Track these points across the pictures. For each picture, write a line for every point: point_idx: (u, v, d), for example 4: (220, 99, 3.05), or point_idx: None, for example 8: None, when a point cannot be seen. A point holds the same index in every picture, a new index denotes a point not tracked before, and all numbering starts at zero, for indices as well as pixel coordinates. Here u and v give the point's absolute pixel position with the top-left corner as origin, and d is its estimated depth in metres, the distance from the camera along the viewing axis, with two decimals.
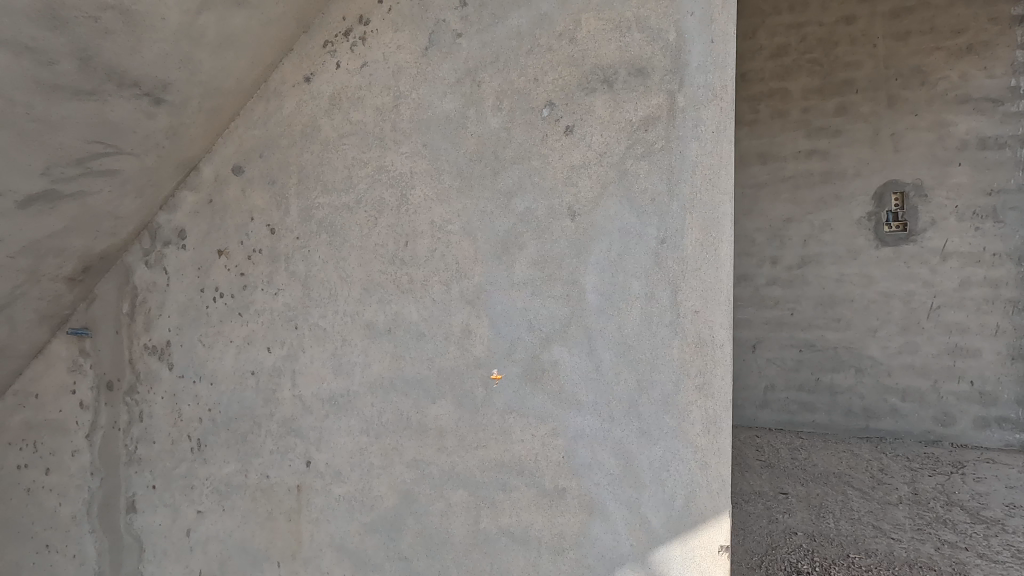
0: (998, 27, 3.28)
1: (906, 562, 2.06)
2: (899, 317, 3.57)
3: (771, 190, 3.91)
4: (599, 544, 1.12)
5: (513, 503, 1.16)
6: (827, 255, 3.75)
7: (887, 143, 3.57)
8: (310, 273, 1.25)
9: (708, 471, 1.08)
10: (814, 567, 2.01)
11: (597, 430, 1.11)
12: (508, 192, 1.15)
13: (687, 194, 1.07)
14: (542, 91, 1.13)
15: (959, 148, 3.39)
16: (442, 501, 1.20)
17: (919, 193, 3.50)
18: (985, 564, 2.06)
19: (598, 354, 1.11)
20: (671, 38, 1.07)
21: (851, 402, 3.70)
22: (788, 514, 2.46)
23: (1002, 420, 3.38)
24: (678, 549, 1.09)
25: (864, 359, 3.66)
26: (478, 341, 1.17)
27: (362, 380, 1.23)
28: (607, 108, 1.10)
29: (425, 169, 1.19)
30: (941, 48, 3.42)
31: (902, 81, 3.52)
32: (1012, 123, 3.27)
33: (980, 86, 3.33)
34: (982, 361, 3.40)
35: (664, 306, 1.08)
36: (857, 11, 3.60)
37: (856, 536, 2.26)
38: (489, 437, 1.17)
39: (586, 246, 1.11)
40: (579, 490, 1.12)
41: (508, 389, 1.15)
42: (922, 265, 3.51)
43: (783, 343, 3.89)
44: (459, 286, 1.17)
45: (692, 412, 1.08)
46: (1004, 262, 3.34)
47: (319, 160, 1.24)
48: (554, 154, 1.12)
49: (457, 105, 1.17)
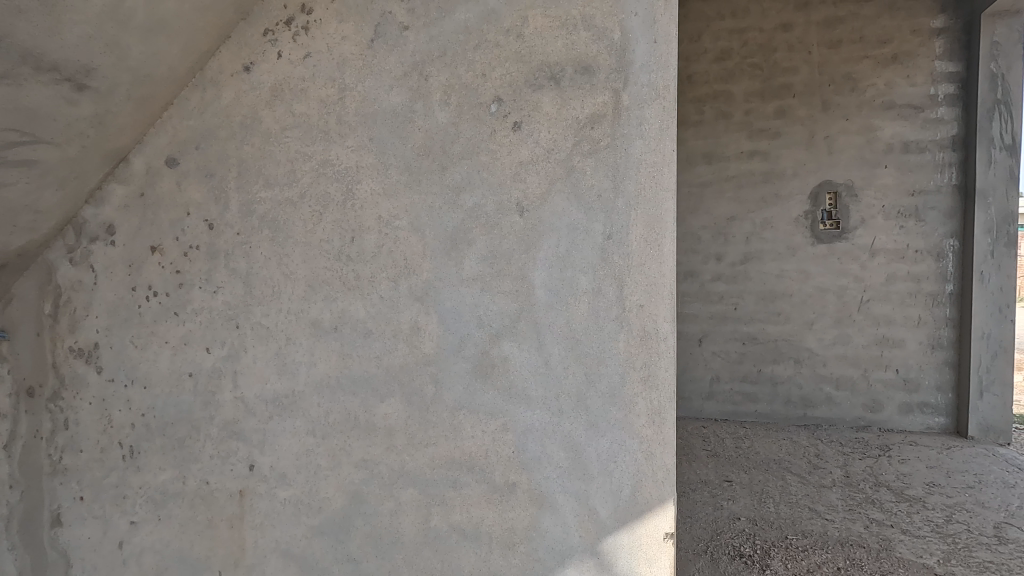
0: (919, 39, 3.55)
1: (838, 541, 2.18)
2: (833, 310, 3.77)
3: (715, 189, 4.00)
4: (549, 537, 1.13)
5: (463, 499, 1.16)
6: (768, 252, 3.91)
7: (822, 146, 3.76)
8: (252, 270, 1.20)
9: (652, 461, 1.10)
10: (754, 550, 2.10)
11: (546, 425, 1.12)
12: (456, 187, 1.14)
13: (631, 192, 1.10)
14: (489, 87, 1.13)
15: (885, 151, 3.64)
16: (392, 501, 1.18)
17: (851, 193, 3.71)
18: (909, 540, 2.21)
19: (546, 349, 1.12)
20: (616, 38, 1.09)
21: (791, 392, 3.88)
22: (732, 501, 2.56)
23: (923, 405, 3.65)
24: (624, 537, 1.11)
25: (802, 350, 3.85)
26: (427, 338, 1.16)
27: (307, 380, 1.20)
28: (554, 106, 1.11)
29: (371, 164, 1.17)
30: (870, 57, 3.64)
31: (834, 87, 3.71)
32: (931, 129, 3.56)
33: (903, 94, 3.59)
34: (906, 351, 3.66)
35: (611, 302, 1.10)
36: (793, 19, 3.77)
37: (794, 519, 2.38)
38: (438, 434, 1.16)
39: (533, 243, 1.12)
40: (528, 484, 1.13)
41: (457, 386, 1.15)
42: (853, 261, 3.73)
43: (727, 336, 4.01)
44: (407, 283, 1.16)
45: (637, 404, 1.10)
46: (925, 258, 3.62)
47: (259, 153, 1.19)
48: (502, 151, 1.13)
49: (404, 99, 1.15)
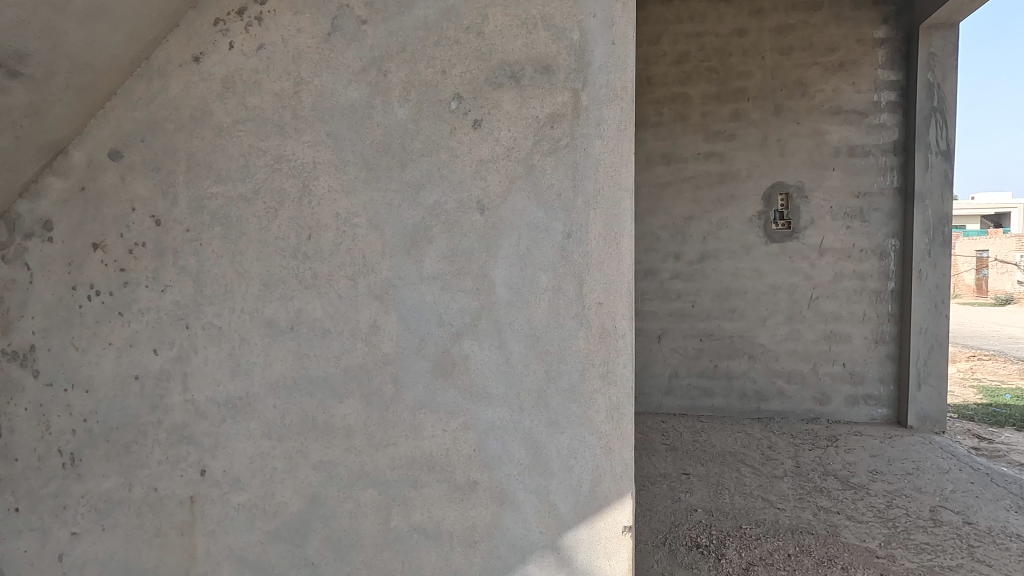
0: (864, 48, 3.72)
1: (789, 529, 2.27)
2: (785, 307, 3.92)
3: (674, 189, 4.09)
4: (510, 534, 1.13)
5: (423, 499, 1.15)
6: (724, 251, 4.02)
7: (774, 148, 3.89)
8: (202, 268, 1.16)
9: (611, 456, 1.12)
10: (710, 540, 2.17)
11: (507, 422, 1.13)
12: (416, 184, 1.13)
13: (590, 191, 1.11)
14: (450, 84, 1.12)
15: (833, 154, 3.81)
16: (351, 502, 1.16)
17: (801, 194, 3.87)
18: (853, 525, 2.32)
19: (507, 348, 1.12)
20: (575, 38, 1.10)
21: (745, 386, 4.01)
22: (689, 493, 2.63)
23: (867, 397, 3.84)
24: (584, 532, 1.12)
25: (755, 346, 3.98)
26: (387, 337, 1.14)
27: (262, 381, 1.17)
28: (514, 104, 1.11)
29: (328, 160, 1.15)
30: (818, 64, 3.79)
31: (786, 92, 3.85)
32: (874, 134, 3.74)
33: (849, 100, 3.76)
34: (852, 345, 3.84)
35: (570, 299, 1.11)
36: (748, 25, 3.89)
37: (748, 509, 2.46)
38: (398, 434, 1.15)
39: (494, 241, 1.12)
40: (489, 482, 1.13)
41: (417, 386, 1.14)
42: (803, 259, 3.88)
43: (685, 333, 4.11)
44: (366, 281, 1.14)
45: (597, 400, 1.12)
46: (869, 257, 3.80)
47: (210, 147, 1.15)
48: (462, 148, 1.12)
49: (363, 95, 1.13)
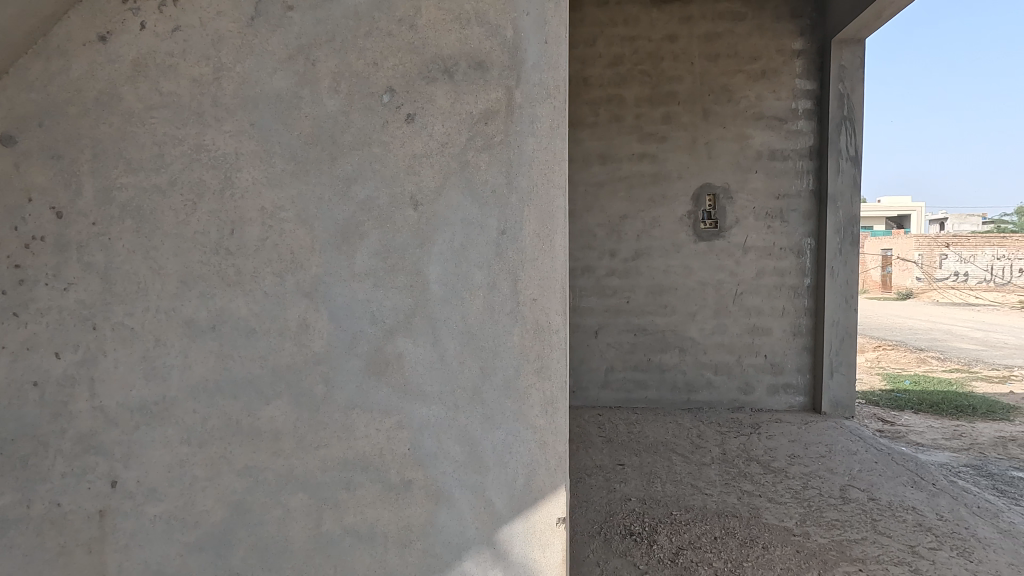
0: (783, 58, 3.95)
1: (715, 513, 2.39)
2: (712, 302, 4.12)
3: (609, 188, 4.19)
4: (446, 532, 1.13)
5: (356, 501, 1.12)
6: (656, 248, 4.17)
7: (702, 150, 4.08)
8: (112, 264, 1.08)
9: (546, 449, 1.14)
10: (643, 528, 2.25)
11: (442, 420, 1.12)
12: (347, 178, 1.10)
13: (524, 188, 1.11)
14: (382, 76, 1.10)
15: (756, 158, 4.03)
16: (279, 508, 1.12)
17: (727, 195, 4.07)
18: (773, 506, 2.47)
19: (442, 345, 1.11)
20: (509, 35, 1.10)
21: (676, 379, 4.18)
22: (624, 483, 2.72)
23: (786, 386, 4.09)
24: (520, 525, 1.13)
25: (685, 339, 4.16)
26: (317, 336, 1.11)
27: (181, 384, 1.10)
28: (448, 99, 1.10)
29: (252, 151, 1.09)
30: (743, 71, 4.00)
31: (713, 97, 4.03)
32: (792, 139, 3.99)
33: (770, 107, 3.99)
34: (773, 338, 4.08)
35: (505, 296, 1.12)
36: (678, 31, 4.05)
37: (678, 495, 2.57)
38: (329, 435, 1.12)
39: (429, 237, 1.11)
40: (424, 480, 1.12)
41: (350, 385, 1.11)
42: (729, 257, 4.09)
43: (620, 328, 4.23)
44: (294, 279, 1.10)
45: (532, 395, 1.13)
46: (788, 255, 4.05)
47: (120, 134, 1.07)
48: (394, 142, 1.10)
49: (289, 84, 1.09)
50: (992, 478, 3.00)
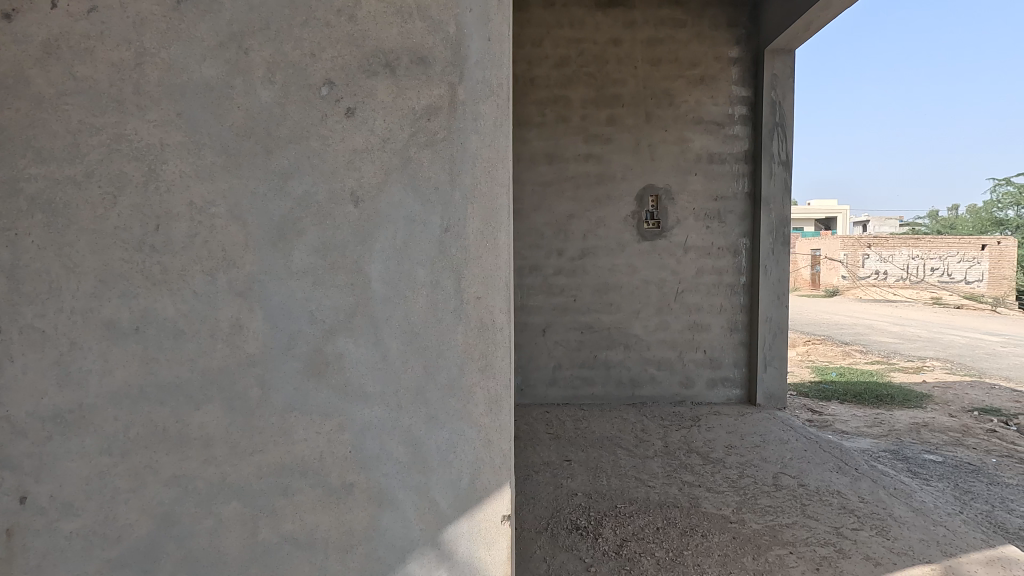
0: (721, 65, 4.12)
1: (658, 504, 2.47)
2: (655, 299, 4.25)
3: (556, 188, 4.24)
4: (389, 534, 1.11)
5: (295, 506, 1.08)
6: (602, 247, 4.25)
7: (645, 152, 4.19)
8: (19, 262, 1.00)
9: (490, 447, 1.13)
10: (589, 521, 2.29)
11: (384, 420, 1.10)
12: (283, 173, 1.06)
13: (468, 185, 1.10)
14: (319, 68, 1.06)
15: (695, 161, 4.18)
16: (211, 518, 1.07)
17: (668, 196, 4.21)
18: (712, 495, 2.57)
19: (384, 344, 1.09)
20: (451, 31, 1.09)
21: (622, 375, 4.28)
22: (570, 478, 2.76)
23: (724, 380, 4.27)
24: (464, 524, 1.12)
25: (630, 336, 4.27)
26: (251, 336, 1.06)
27: (99, 391, 1.03)
28: (389, 94, 1.08)
29: (179, 142, 1.03)
30: (683, 77, 4.14)
31: (656, 100, 4.16)
32: (729, 144, 4.17)
33: (708, 112, 4.15)
34: (712, 334, 4.25)
35: (449, 294, 1.10)
36: (622, 36, 4.14)
37: (623, 488, 2.64)
38: (265, 440, 1.07)
39: (370, 234, 1.08)
40: (366, 483, 1.10)
41: (287, 387, 1.07)
42: (670, 256, 4.23)
43: (567, 326, 4.28)
44: (227, 277, 1.05)
45: (476, 394, 1.12)
46: (725, 254, 4.23)
47: (28, 121, 0.99)
48: (333, 137, 1.07)
49: (220, 73, 1.04)
50: (907, 461, 3.24)
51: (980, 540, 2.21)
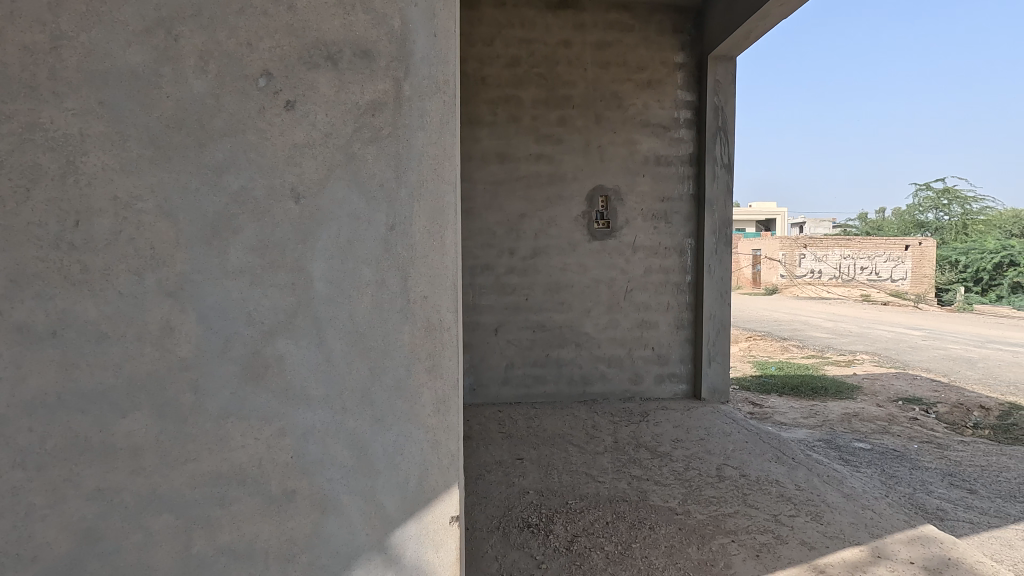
0: (667, 70, 4.24)
1: (608, 499, 2.51)
2: (605, 298, 4.32)
3: (508, 187, 4.24)
4: (333, 541, 1.07)
5: (232, 517, 1.04)
6: (553, 247, 4.28)
7: (595, 154, 4.26)
8: None
9: (437, 448, 1.11)
10: (540, 519, 2.30)
11: (328, 424, 1.06)
12: (218, 167, 1.01)
13: (414, 182, 1.08)
14: (256, 58, 1.02)
15: (643, 162, 4.29)
16: (139, 533, 1.01)
17: (617, 197, 4.29)
18: (659, 488, 2.64)
19: (327, 345, 1.06)
20: (396, 25, 1.07)
21: (573, 372, 4.33)
22: (522, 477, 2.77)
23: (671, 376, 4.40)
24: (412, 527, 1.10)
25: (581, 335, 4.33)
26: (183, 339, 1.01)
27: (11, 399, 0.95)
28: (331, 88, 1.04)
29: (101, 132, 0.97)
30: (631, 80, 4.23)
31: (605, 103, 4.23)
32: (675, 147, 4.30)
33: (655, 115, 4.26)
34: (659, 331, 4.37)
35: (395, 293, 1.08)
36: (572, 38, 4.19)
37: (573, 485, 2.67)
38: (200, 448, 1.02)
39: (311, 231, 1.04)
40: (309, 489, 1.06)
41: (223, 392, 1.03)
42: (620, 255, 4.32)
43: (519, 325, 4.30)
44: (155, 277, 0.99)
45: (423, 394, 1.10)
46: (672, 254, 4.35)
47: None
48: (272, 130, 1.03)
49: (146, 60, 0.98)
50: (839, 449, 3.43)
51: (903, 521, 2.36)
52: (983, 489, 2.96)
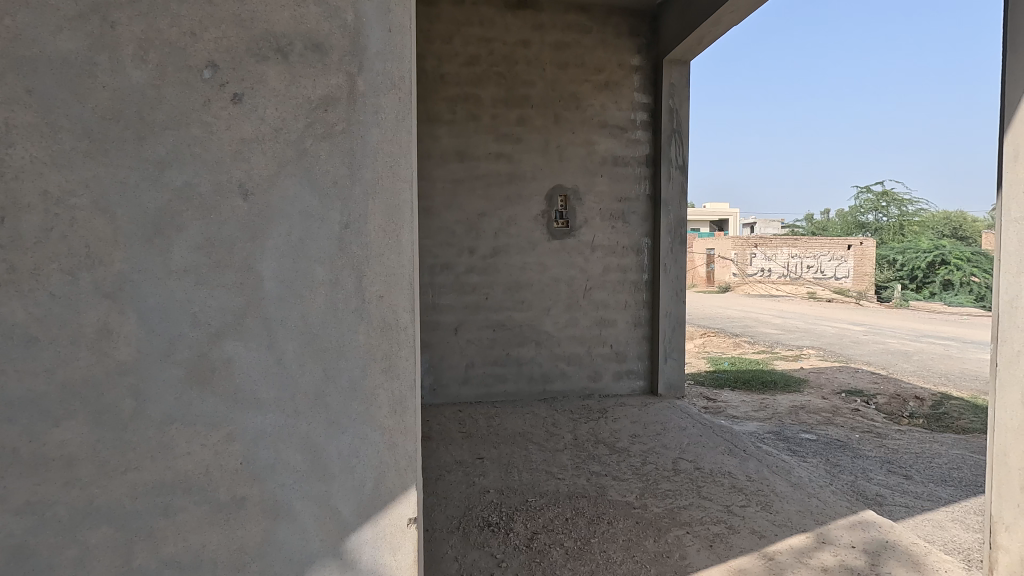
0: (624, 72, 4.31)
1: (567, 495, 2.54)
2: (564, 296, 4.36)
3: (467, 185, 4.22)
4: (285, 549, 1.04)
5: (176, 527, 1.00)
6: (513, 246, 4.29)
7: (554, 153, 4.29)
8: None
9: (394, 450, 1.08)
10: (500, 517, 2.31)
11: (279, 428, 1.03)
12: (158, 162, 0.97)
13: (369, 180, 1.05)
14: (200, 49, 0.98)
15: (601, 163, 4.35)
16: (75, 547, 0.96)
17: (576, 196, 4.34)
18: (617, 483, 2.68)
19: (278, 347, 1.02)
20: (349, 19, 1.04)
21: (533, 371, 4.36)
22: (482, 476, 2.77)
23: (630, 372, 4.48)
24: (368, 532, 1.07)
25: (541, 333, 4.35)
26: (123, 342, 0.96)
27: None
28: (281, 81, 1.01)
29: (30, 123, 0.93)
30: (589, 81, 4.28)
31: (563, 103, 4.27)
32: (632, 148, 4.38)
33: (612, 116, 4.33)
34: (618, 329, 4.44)
35: (350, 293, 1.05)
36: (531, 38, 4.21)
37: (533, 482, 2.69)
38: (141, 456, 0.98)
39: (260, 230, 1.01)
40: (259, 496, 1.03)
41: (166, 397, 0.98)
42: (578, 254, 4.36)
43: (479, 324, 4.29)
44: (91, 277, 0.95)
45: (379, 396, 1.07)
46: (629, 253, 4.43)
47: None
48: (218, 124, 0.99)
49: (79, 47, 0.94)
50: (787, 441, 3.58)
51: (845, 507, 2.48)
52: (918, 474, 3.14)
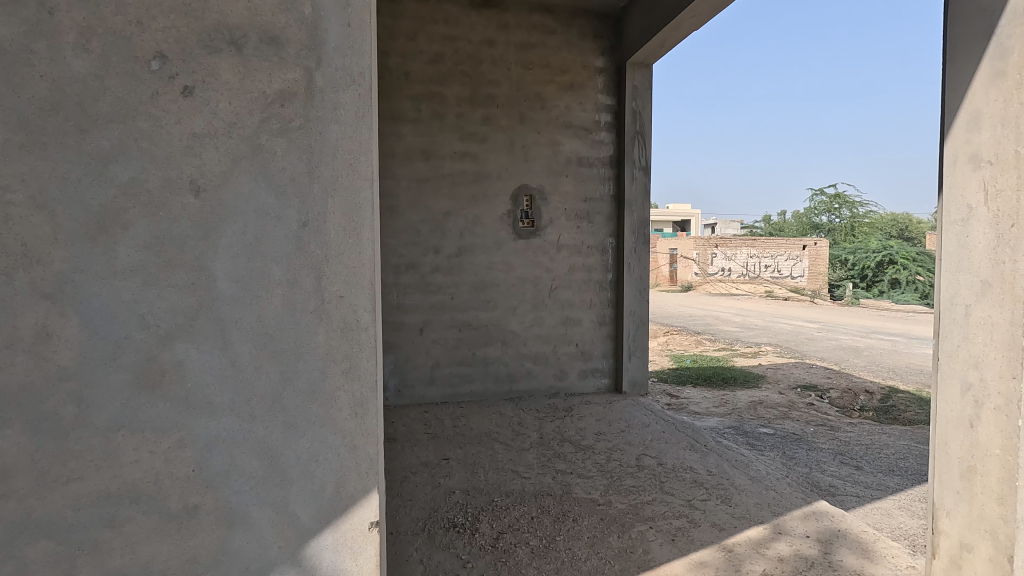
0: (588, 73, 4.36)
1: (533, 494, 2.54)
2: (530, 296, 4.38)
3: (432, 184, 4.18)
4: (241, 557, 1.01)
5: (124, 538, 0.95)
6: (478, 246, 4.28)
7: (520, 153, 4.30)
8: None
9: (355, 453, 1.06)
10: (466, 518, 2.29)
11: (234, 432, 1.00)
12: (103, 157, 0.93)
13: (328, 177, 1.02)
14: (148, 39, 0.94)
15: (566, 163, 4.38)
16: (12, 563, 0.91)
17: (542, 196, 4.36)
18: (582, 481, 2.71)
19: (233, 349, 0.99)
20: (307, 12, 1.01)
21: (499, 370, 4.36)
22: (448, 477, 2.75)
23: (595, 371, 4.53)
24: (327, 537, 1.05)
25: (507, 333, 4.35)
26: (64, 346, 0.92)
27: None
28: (234, 74, 0.98)
29: None
30: (554, 82, 4.31)
31: (529, 103, 4.28)
32: (596, 148, 4.43)
33: (577, 117, 4.37)
34: (583, 328, 4.48)
35: (308, 293, 1.02)
36: (496, 37, 4.20)
37: (499, 482, 2.69)
38: (85, 465, 0.94)
39: (213, 229, 0.98)
40: (213, 504, 0.99)
41: (112, 403, 0.94)
42: (544, 253, 4.39)
43: (445, 324, 4.26)
44: (27, 277, 0.90)
45: (339, 399, 1.04)
46: (594, 252, 4.48)
47: None
48: (167, 118, 0.95)
49: (13, 33, 0.89)
50: (746, 435, 3.68)
51: (800, 498, 2.57)
52: (867, 465, 3.28)
